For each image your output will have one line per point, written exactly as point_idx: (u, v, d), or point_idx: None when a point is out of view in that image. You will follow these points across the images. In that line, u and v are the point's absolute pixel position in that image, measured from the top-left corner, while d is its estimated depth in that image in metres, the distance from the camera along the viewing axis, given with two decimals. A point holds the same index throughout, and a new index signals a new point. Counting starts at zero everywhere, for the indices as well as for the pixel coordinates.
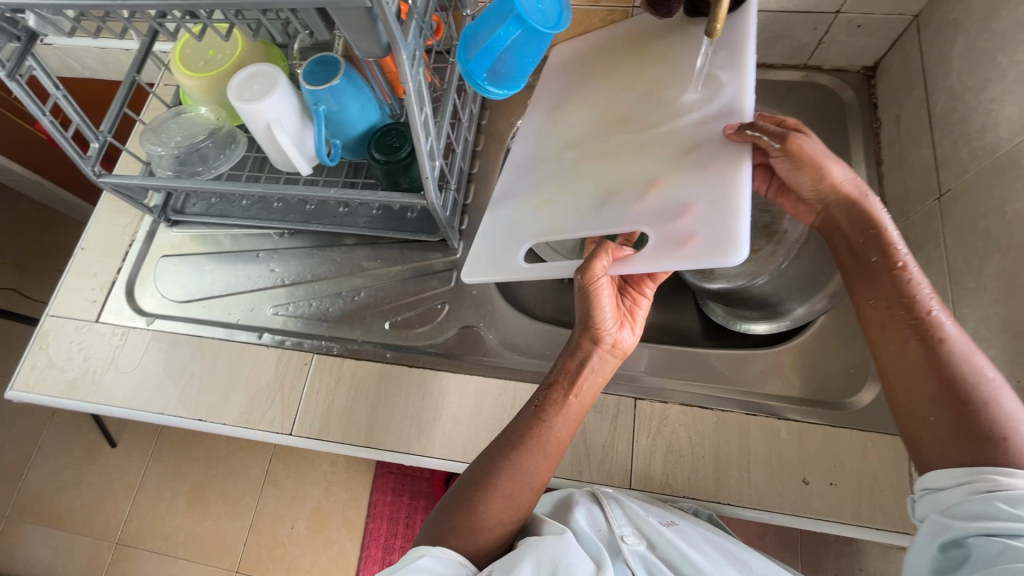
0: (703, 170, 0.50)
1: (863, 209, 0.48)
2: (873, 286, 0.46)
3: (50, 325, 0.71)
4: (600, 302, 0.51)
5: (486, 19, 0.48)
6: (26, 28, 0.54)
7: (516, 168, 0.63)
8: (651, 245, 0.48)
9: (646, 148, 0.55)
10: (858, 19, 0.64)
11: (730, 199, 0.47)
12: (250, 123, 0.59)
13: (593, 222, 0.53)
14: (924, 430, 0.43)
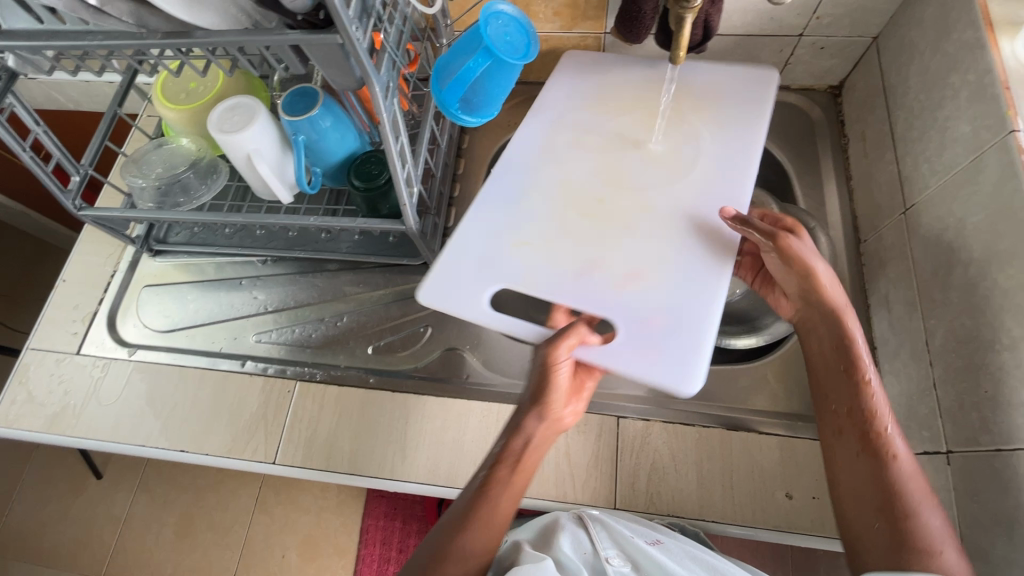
0: (683, 282, 0.53)
1: (838, 324, 0.50)
2: (839, 395, 0.49)
3: (30, 358, 0.71)
4: (556, 375, 0.48)
5: (456, 51, 0.49)
6: (6, 67, 0.55)
7: (496, 193, 0.60)
8: (617, 346, 0.50)
9: (636, 230, 0.56)
10: (821, 41, 0.67)
11: (702, 329, 0.50)
12: (231, 154, 0.60)
13: (567, 290, 0.54)
14: (865, 534, 0.45)
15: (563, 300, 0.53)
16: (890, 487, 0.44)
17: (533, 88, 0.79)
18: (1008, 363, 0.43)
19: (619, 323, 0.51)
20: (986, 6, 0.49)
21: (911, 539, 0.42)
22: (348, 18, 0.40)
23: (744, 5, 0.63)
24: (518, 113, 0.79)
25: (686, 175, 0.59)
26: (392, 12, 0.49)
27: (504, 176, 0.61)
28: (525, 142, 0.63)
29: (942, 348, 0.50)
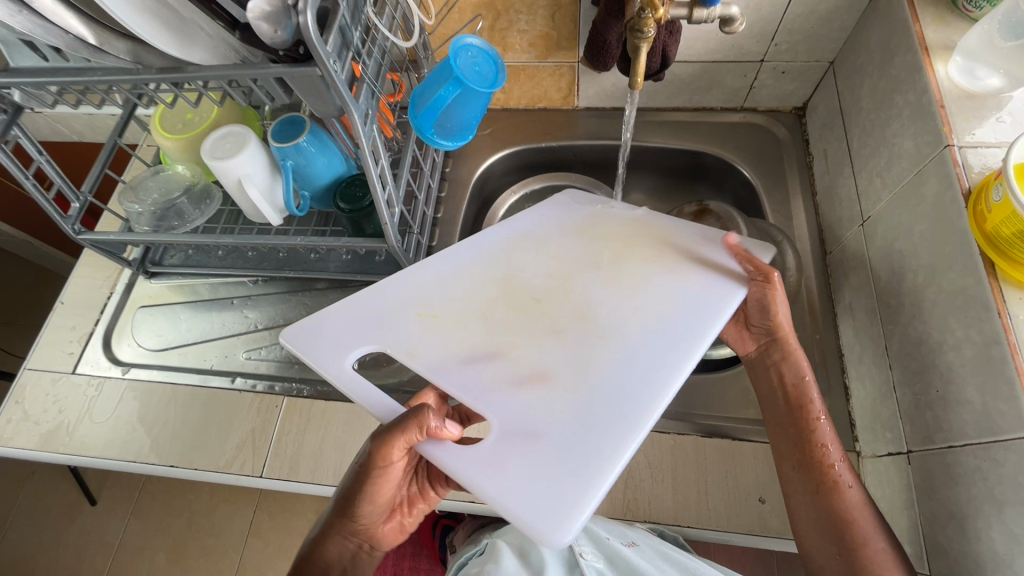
0: (589, 406, 0.45)
1: (791, 360, 0.54)
2: (791, 430, 0.52)
3: (26, 379, 0.73)
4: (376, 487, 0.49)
5: (430, 80, 0.53)
6: (12, 102, 0.59)
7: (434, 273, 0.57)
8: (481, 447, 0.43)
9: (564, 342, 0.51)
10: (781, 66, 0.71)
11: (593, 462, 0.42)
12: (223, 180, 0.64)
13: (463, 381, 0.48)
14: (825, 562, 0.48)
15: (452, 388, 0.48)
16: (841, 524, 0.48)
17: (513, 114, 0.83)
18: (954, 363, 0.45)
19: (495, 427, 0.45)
20: (922, 32, 0.53)
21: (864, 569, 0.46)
22: (326, 51, 0.43)
23: (705, 35, 0.67)
24: (499, 137, 0.82)
25: (642, 308, 0.53)
26: (371, 46, 0.53)
27: (454, 265, 0.58)
28: (486, 237, 0.61)
29: (899, 352, 0.52)
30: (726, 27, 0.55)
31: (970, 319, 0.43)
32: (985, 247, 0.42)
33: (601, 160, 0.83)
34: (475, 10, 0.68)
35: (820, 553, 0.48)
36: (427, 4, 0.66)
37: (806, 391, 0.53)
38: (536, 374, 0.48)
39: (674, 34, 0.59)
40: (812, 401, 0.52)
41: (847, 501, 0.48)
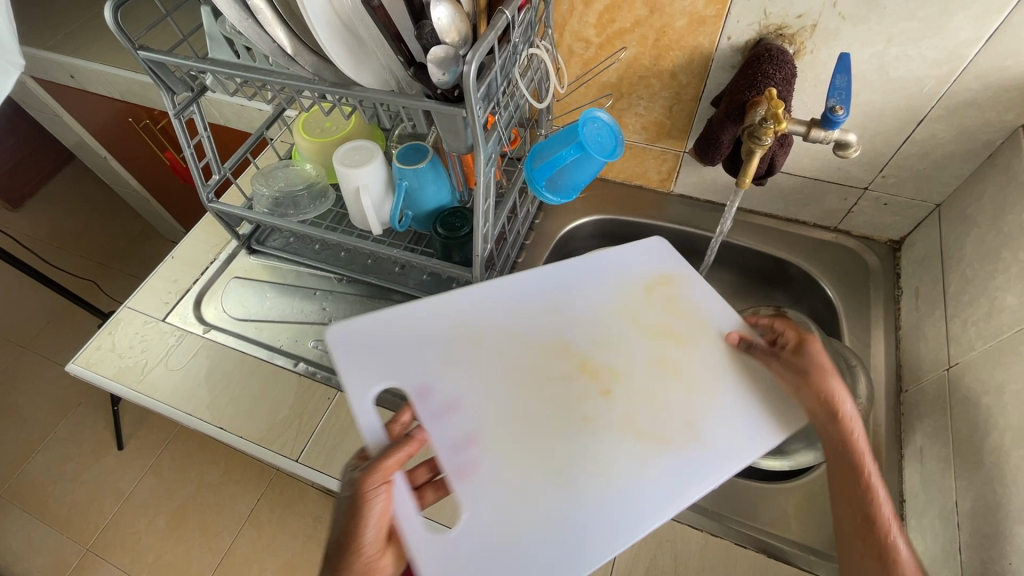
0: (430, 328, 0.58)
1: (840, 423, 0.50)
2: (845, 500, 0.48)
3: (123, 315, 0.81)
4: (369, 511, 0.45)
5: (554, 139, 0.58)
6: (200, 84, 0.70)
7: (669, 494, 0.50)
8: (429, 392, 0.54)
9: (474, 351, 0.57)
10: (885, 198, 0.72)
11: (479, 307, 0.60)
12: (343, 184, 0.71)
13: (489, 488, 0.50)
14: None
15: (500, 536, 0.48)
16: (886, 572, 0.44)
17: (610, 185, 0.88)
18: None
19: (404, 386, 0.54)
20: None
21: None
22: (475, 98, 0.49)
23: (814, 153, 0.70)
24: (592, 204, 0.87)
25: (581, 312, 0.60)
26: (509, 100, 0.59)
27: (655, 491, 0.50)
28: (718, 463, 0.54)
29: (971, 512, 0.49)
30: (839, 151, 0.56)
31: None
32: None
33: (685, 246, 0.85)
34: (602, 88, 0.74)
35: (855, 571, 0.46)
36: (561, 75, 0.73)
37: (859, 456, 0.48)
38: (452, 403, 0.54)
39: (786, 147, 0.62)
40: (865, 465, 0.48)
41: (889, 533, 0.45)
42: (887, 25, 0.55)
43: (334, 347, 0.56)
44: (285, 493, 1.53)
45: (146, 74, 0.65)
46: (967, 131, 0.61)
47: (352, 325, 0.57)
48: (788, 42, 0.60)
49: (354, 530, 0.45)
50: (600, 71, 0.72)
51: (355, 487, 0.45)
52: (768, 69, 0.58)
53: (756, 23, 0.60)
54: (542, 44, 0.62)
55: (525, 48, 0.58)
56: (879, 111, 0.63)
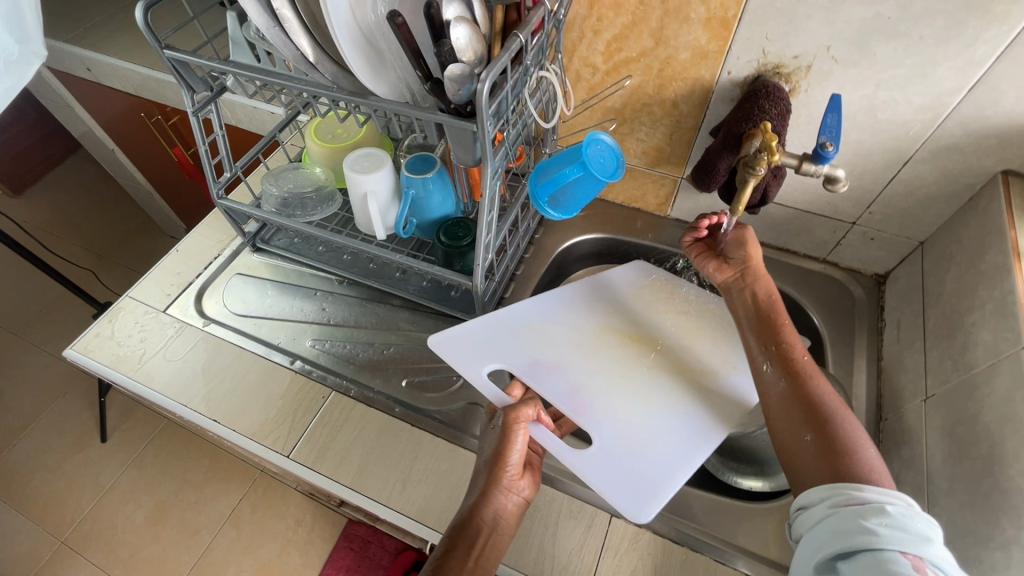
0: (511, 320, 0.72)
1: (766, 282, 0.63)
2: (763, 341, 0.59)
3: (124, 304, 0.82)
4: (513, 440, 0.56)
5: (558, 158, 0.60)
6: (219, 84, 0.72)
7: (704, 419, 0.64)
8: (527, 360, 0.68)
9: (549, 335, 0.71)
10: (872, 233, 0.75)
11: (541, 302, 0.75)
12: (351, 189, 0.73)
13: (602, 415, 0.64)
14: (799, 458, 0.51)
15: (625, 441, 0.62)
16: (818, 424, 0.51)
17: (609, 205, 0.91)
18: (1000, 563, 0.44)
19: (511, 366, 0.67)
20: (1016, 238, 0.56)
21: (835, 441, 0.50)
22: (487, 114, 0.51)
23: (806, 186, 0.73)
24: (591, 222, 0.89)
25: (624, 302, 0.76)
26: (517, 118, 0.62)
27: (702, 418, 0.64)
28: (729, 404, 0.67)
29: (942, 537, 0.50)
30: (829, 185, 0.59)
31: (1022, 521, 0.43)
32: None
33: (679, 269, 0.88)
34: (606, 113, 0.77)
35: (792, 440, 0.52)
36: (568, 98, 0.76)
37: (775, 307, 0.61)
38: (552, 364, 0.68)
39: (779, 178, 0.65)
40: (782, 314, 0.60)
41: (813, 389, 0.54)
42: (877, 70, 0.59)
43: (440, 351, 0.69)
44: (268, 495, 1.53)
45: (169, 72, 0.67)
46: (949, 174, 0.64)
47: (447, 334, 0.71)
48: (785, 80, 0.63)
49: (502, 453, 0.55)
50: (605, 96, 0.75)
51: (505, 419, 0.57)
52: (764, 104, 0.61)
53: (755, 60, 0.63)
54: (551, 68, 0.65)
55: (536, 70, 0.61)
56: (868, 150, 0.66)
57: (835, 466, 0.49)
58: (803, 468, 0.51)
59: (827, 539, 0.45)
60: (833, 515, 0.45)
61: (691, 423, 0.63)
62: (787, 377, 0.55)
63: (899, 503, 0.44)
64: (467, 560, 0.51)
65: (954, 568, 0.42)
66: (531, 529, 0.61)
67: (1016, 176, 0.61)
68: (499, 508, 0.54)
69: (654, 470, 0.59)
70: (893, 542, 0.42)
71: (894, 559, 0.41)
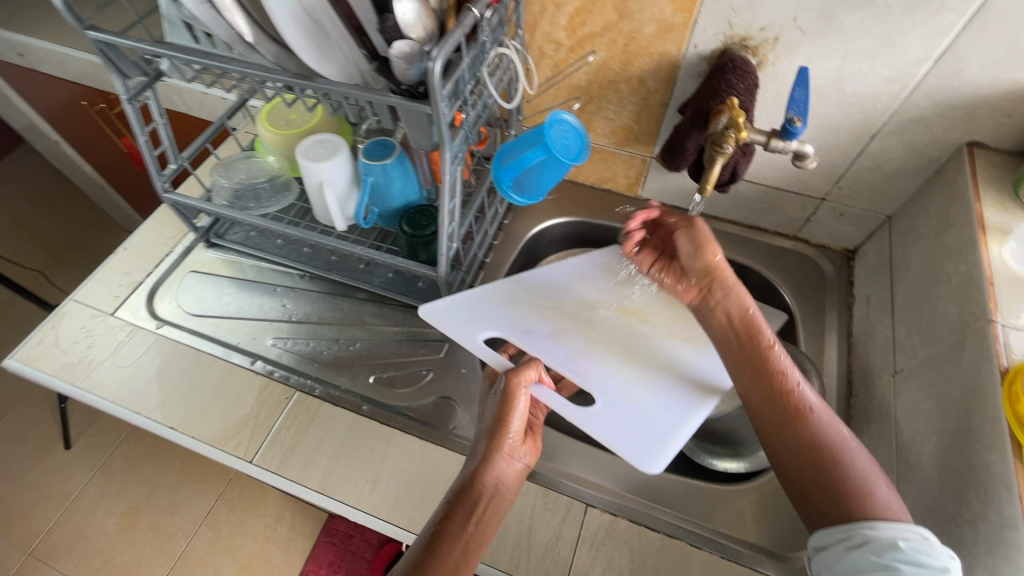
0: (506, 292, 0.71)
1: (738, 292, 0.57)
2: (748, 369, 0.54)
3: (68, 309, 0.76)
4: (515, 405, 0.55)
5: (520, 140, 0.58)
6: (155, 69, 0.67)
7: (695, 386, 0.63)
8: (526, 327, 0.68)
9: (545, 305, 0.70)
10: (840, 209, 0.75)
11: (536, 275, 0.74)
12: (307, 178, 0.69)
13: (604, 379, 0.64)
14: (808, 493, 0.50)
15: (629, 402, 0.62)
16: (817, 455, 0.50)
17: (579, 187, 0.89)
18: (968, 538, 0.44)
19: (508, 334, 0.67)
20: (981, 212, 0.56)
21: (843, 479, 0.48)
22: (441, 95, 0.48)
23: (775, 162, 0.72)
24: (561, 205, 0.87)
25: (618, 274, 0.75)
26: (477, 99, 0.59)
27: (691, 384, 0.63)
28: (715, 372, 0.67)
29: (911, 513, 0.51)
30: (798, 162, 0.57)
31: (988, 496, 0.43)
32: (1015, 428, 0.43)
33: None
34: (571, 91, 0.75)
35: (797, 478, 0.50)
36: (531, 76, 0.73)
37: (756, 322, 0.56)
38: (551, 331, 0.68)
39: (747, 155, 0.63)
40: (764, 332, 0.55)
41: (813, 426, 0.51)
42: (844, 41, 0.57)
43: (434, 321, 0.68)
44: (245, 494, 1.50)
45: (96, 56, 0.61)
46: (916, 147, 0.64)
47: (440, 304, 0.70)
48: (752, 53, 0.62)
49: (503, 417, 0.55)
50: (570, 74, 0.72)
51: (506, 383, 0.56)
52: (731, 79, 0.59)
53: (722, 33, 0.61)
54: (511, 44, 0.61)
55: (494, 47, 0.57)
56: (836, 124, 0.65)
57: (847, 504, 0.47)
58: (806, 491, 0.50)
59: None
60: (852, 557, 0.45)
61: (682, 390, 0.63)
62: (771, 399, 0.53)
63: (911, 537, 0.43)
64: (467, 525, 0.51)
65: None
66: (505, 522, 0.60)
67: (981, 147, 0.61)
68: (501, 474, 0.53)
69: (658, 430, 0.59)
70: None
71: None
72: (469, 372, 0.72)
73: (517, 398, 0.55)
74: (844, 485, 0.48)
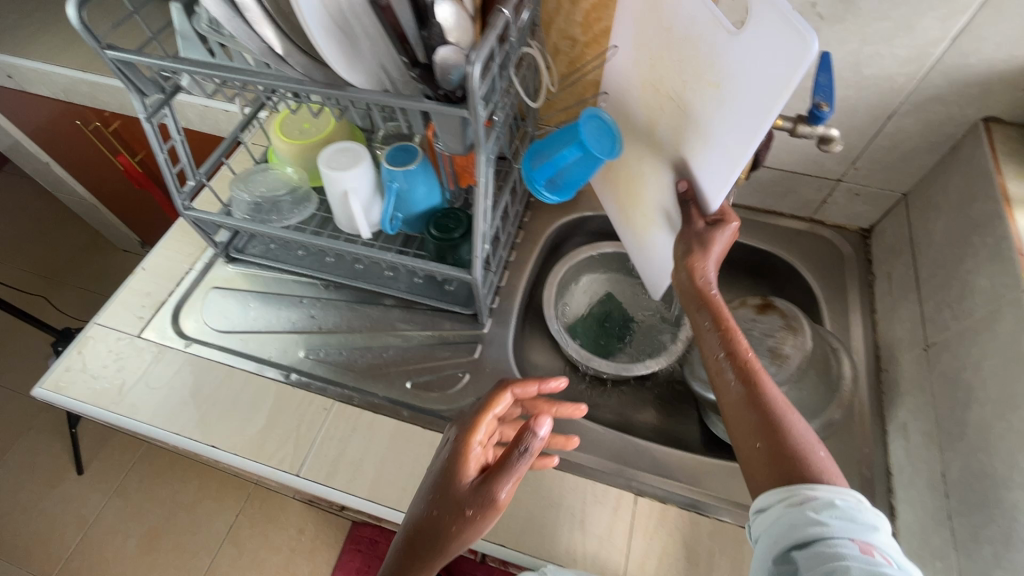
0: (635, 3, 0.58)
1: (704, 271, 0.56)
2: (707, 342, 0.55)
3: (93, 332, 0.75)
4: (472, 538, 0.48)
5: (553, 139, 0.57)
6: (172, 85, 0.65)
7: (723, 155, 0.51)
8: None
9: (658, 25, 0.55)
10: (856, 189, 0.76)
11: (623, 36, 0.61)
12: (331, 188, 0.70)
13: (731, 51, 0.47)
14: (750, 456, 0.49)
15: (745, 66, 0.46)
16: (766, 418, 0.49)
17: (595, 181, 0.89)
18: (1019, 501, 0.45)
19: None
20: (1005, 184, 0.57)
21: (785, 441, 0.47)
22: (480, 98, 0.48)
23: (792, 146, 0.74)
24: (578, 200, 0.88)
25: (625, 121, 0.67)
26: (506, 99, 0.59)
27: (729, 156, 0.51)
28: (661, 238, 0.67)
29: (957, 481, 0.52)
30: (823, 147, 0.58)
31: None
32: None
33: None
34: (589, 86, 0.75)
35: (742, 445, 0.50)
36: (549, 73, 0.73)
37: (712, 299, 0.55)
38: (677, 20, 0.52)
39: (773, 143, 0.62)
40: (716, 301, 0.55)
41: (766, 394, 0.50)
42: (863, 25, 0.59)
43: None
44: (266, 508, 1.49)
45: (114, 75, 0.61)
46: (931, 125, 0.65)
47: None
48: None
49: (447, 549, 0.48)
50: (587, 69, 0.73)
51: (510, 473, 0.46)
52: None
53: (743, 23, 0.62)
54: (536, 42, 0.61)
55: (521, 47, 0.57)
56: (854, 107, 0.67)
57: (784, 463, 0.47)
58: (735, 433, 0.51)
59: (784, 540, 0.44)
60: (788, 514, 0.44)
61: (736, 132, 0.49)
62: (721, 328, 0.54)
63: (849, 498, 0.44)
64: None
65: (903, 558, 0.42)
66: (557, 518, 0.61)
67: (997, 122, 0.62)
68: None
69: (763, 80, 0.44)
70: (845, 534, 0.42)
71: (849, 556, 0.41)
72: (506, 371, 0.73)
73: (473, 519, 0.47)
74: (776, 441, 0.48)
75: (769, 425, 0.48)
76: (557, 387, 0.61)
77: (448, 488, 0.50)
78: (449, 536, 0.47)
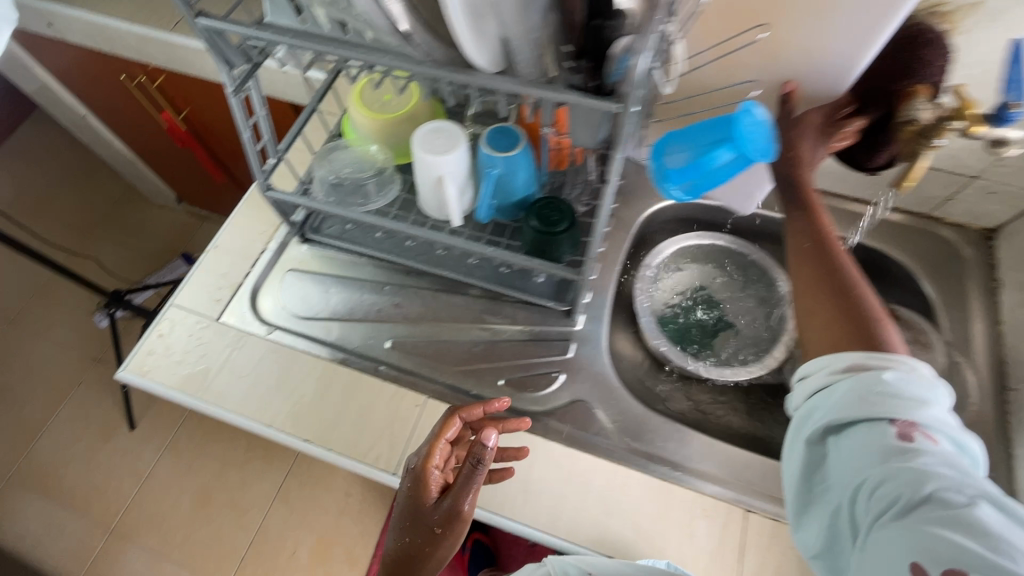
0: None
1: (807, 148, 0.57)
2: (798, 224, 0.57)
3: (171, 314, 0.73)
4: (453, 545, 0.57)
5: (700, 138, 0.51)
6: (259, 54, 0.59)
7: (855, 43, 0.55)
8: None
9: None
10: (993, 188, 0.69)
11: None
12: (429, 175, 0.64)
13: None
14: (824, 331, 0.51)
15: None
16: (845, 290, 0.52)
17: None
18: None
19: None
20: None
21: (860, 306, 0.51)
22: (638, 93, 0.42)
23: None
24: None
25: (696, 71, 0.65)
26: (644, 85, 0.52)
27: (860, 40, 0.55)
28: None
29: None
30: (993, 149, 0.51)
31: None
32: None
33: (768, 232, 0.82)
34: None
35: (820, 325, 0.52)
36: None
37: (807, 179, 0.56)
38: None
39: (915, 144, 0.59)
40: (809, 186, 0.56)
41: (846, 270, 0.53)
42: None
43: None
44: (313, 469, 1.52)
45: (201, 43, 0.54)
46: None
47: None
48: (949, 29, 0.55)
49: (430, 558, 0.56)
50: None
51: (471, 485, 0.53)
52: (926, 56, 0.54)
53: None
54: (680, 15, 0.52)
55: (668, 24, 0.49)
56: None
57: (859, 326, 0.50)
58: (809, 304, 0.54)
59: (821, 417, 0.47)
60: (831, 387, 0.48)
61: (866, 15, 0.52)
62: (805, 208, 0.56)
63: (898, 369, 0.46)
64: None
65: (950, 429, 0.45)
66: (665, 531, 0.59)
67: None
68: None
69: None
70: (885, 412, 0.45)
71: (885, 431, 0.44)
72: (601, 371, 0.69)
73: (444, 534, 0.55)
74: (856, 306, 0.51)
75: (842, 297, 0.52)
76: (501, 407, 0.60)
77: (418, 513, 0.57)
78: (429, 551, 0.56)
